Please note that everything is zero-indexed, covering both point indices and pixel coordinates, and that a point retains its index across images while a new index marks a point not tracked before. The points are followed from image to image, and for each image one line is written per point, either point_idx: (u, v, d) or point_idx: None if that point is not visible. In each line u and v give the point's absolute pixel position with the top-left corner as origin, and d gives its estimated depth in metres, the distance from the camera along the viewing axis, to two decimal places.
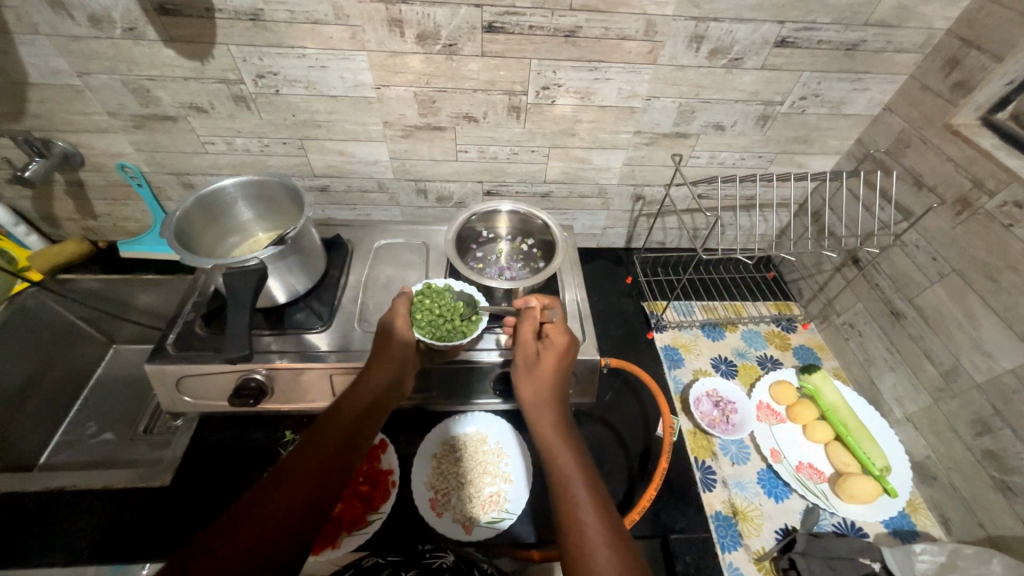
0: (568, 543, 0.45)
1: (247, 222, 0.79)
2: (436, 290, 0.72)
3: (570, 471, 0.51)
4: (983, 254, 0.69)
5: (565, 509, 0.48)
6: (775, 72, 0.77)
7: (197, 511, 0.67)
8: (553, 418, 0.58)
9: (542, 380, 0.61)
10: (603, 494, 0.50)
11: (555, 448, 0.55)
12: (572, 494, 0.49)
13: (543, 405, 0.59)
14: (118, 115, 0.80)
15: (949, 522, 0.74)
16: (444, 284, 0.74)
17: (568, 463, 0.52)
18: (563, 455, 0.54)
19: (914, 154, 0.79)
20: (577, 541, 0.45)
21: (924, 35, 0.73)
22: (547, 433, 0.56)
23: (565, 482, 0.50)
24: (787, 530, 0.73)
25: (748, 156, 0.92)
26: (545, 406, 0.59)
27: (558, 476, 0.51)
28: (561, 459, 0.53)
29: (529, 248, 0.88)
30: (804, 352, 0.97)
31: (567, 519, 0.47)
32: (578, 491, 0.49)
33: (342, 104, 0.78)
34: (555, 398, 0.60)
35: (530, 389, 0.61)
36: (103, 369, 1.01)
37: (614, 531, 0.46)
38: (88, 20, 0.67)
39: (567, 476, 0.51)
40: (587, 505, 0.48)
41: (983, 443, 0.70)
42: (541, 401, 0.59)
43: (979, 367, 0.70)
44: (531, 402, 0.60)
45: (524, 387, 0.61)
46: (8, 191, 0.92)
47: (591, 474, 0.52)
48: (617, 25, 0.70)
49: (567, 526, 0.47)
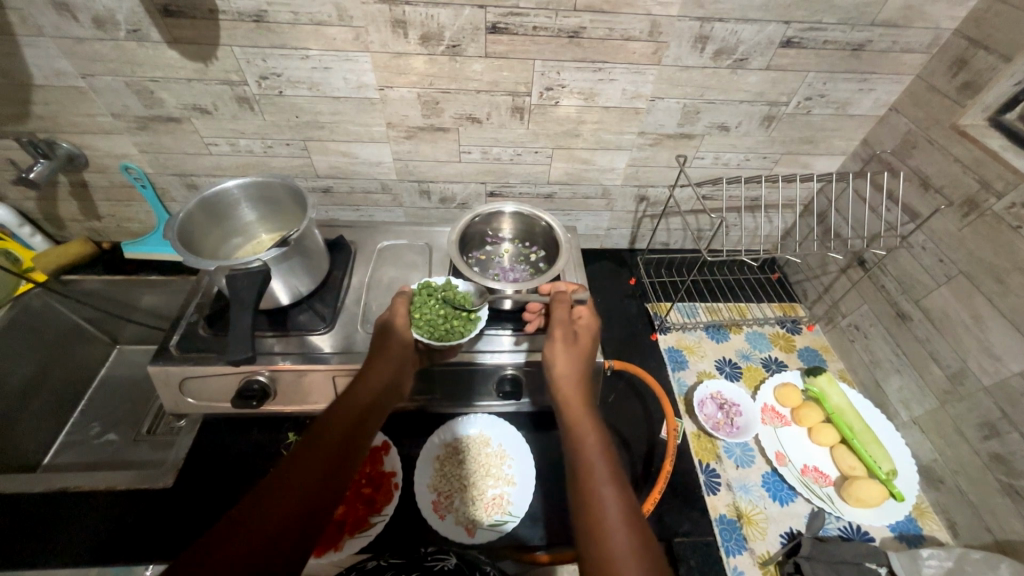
0: (586, 523, 0.45)
1: (250, 223, 0.79)
2: (435, 287, 0.71)
3: (592, 450, 0.51)
4: (990, 256, 0.68)
5: (584, 490, 0.48)
6: (780, 73, 0.77)
7: (200, 513, 0.67)
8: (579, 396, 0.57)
9: (572, 357, 0.61)
10: (623, 476, 0.49)
11: (579, 426, 0.54)
12: (591, 474, 0.49)
13: (571, 381, 0.59)
14: (121, 117, 0.80)
15: (955, 526, 0.74)
16: (453, 282, 0.73)
17: (590, 443, 0.52)
18: (586, 434, 0.53)
19: (920, 155, 0.78)
20: (595, 522, 0.45)
21: (931, 35, 0.73)
22: (573, 407, 0.56)
23: (585, 462, 0.50)
24: (792, 534, 0.73)
25: (752, 157, 0.91)
26: (573, 381, 0.59)
27: (579, 455, 0.51)
28: (585, 436, 0.53)
29: (537, 257, 0.87)
30: (808, 354, 0.97)
31: (587, 499, 0.47)
32: (599, 470, 0.49)
33: (344, 105, 0.78)
34: (582, 376, 0.60)
35: (560, 363, 0.60)
36: (106, 369, 1.01)
37: (632, 514, 0.45)
38: (92, 22, 0.67)
39: (588, 454, 0.51)
40: (606, 484, 0.47)
41: (991, 446, 0.69)
42: (567, 374, 0.59)
43: (987, 369, 0.69)
44: (559, 375, 0.59)
45: (555, 360, 0.61)
46: (12, 192, 0.92)
47: (612, 456, 0.51)
48: (621, 26, 0.69)
49: (585, 507, 0.46)
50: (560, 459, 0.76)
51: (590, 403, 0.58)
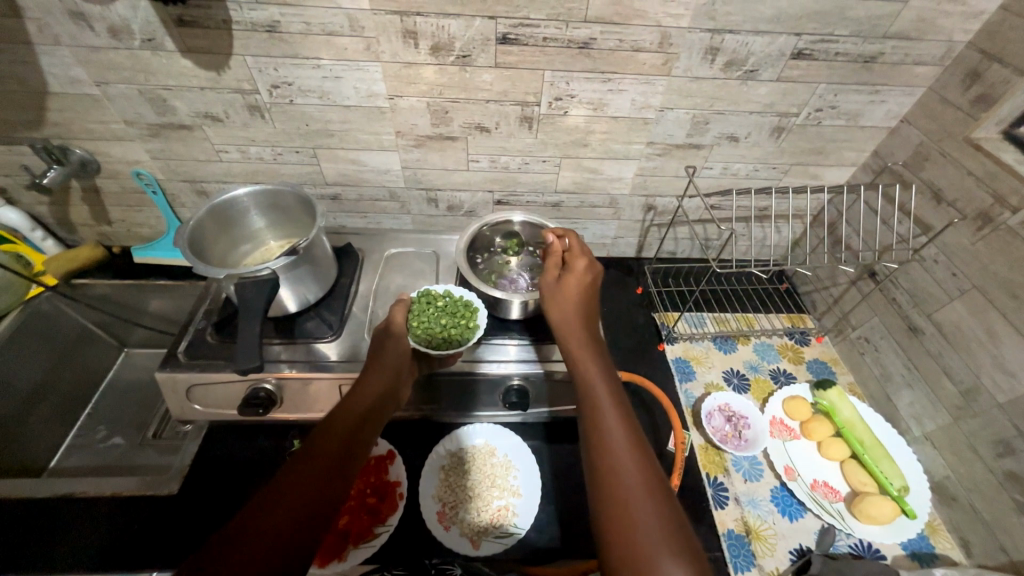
0: (601, 481, 0.48)
1: (259, 230, 0.80)
2: (434, 296, 0.73)
3: (606, 409, 0.53)
4: (1004, 271, 0.67)
5: (594, 428, 0.52)
6: (791, 85, 0.76)
7: (203, 521, 0.67)
8: (590, 351, 0.59)
9: (568, 302, 0.63)
10: (632, 417, 0.53)
11: (591, 383, 0.56)
12: (608, 435, 0.50)
13: (572, 323, 0.62)
14: (134, 124, 0.81)
15: (969, 545, 0.72)
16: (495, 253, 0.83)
17: (605, 402, 0.53)
18: (596, 384, 0.55)
19: (933, 167, 0.78)
20: (605, 459, 0.49)
21: (944, 48, 0.72)
22: (576, 350, 0.60)
23: (596, 412, 0.53)
24: (801, 551, 0.72)
25: (761, 168, 0.91)
26: (576, 328, 0.61)
27: (590, 398, 0.54)
28: (591, 377, 0.56)
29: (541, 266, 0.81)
30: (817, 366, 0.96)
31: (597, 437, 0.51)
32: (607, 410, 0.53)
33: (354, 113, 0.79)
34: (583, 322, 0.62)
35: (557, 310, 0.64)
36: (114, 373, 1.02)
37: (642, 454, 0.49)
38: (107, 31, 0.68)
39: (604, 414, 0.52)
40: (616, 428, 0.51)
41: (1005, 464, 0.68)
42: (573, 327, 0.61)
43: (1001, 386, 0.68)
44: (560, 321, 0.63)
45: (552, 310, 0.64)
46: (26, 197, 0.93)
47: (624, 405, 0.54)
48: (631, 37, 0.69)
49: (601, 471, 0.48)
50: (566, 470, 0.75)
51: (596, 350, 0.60)
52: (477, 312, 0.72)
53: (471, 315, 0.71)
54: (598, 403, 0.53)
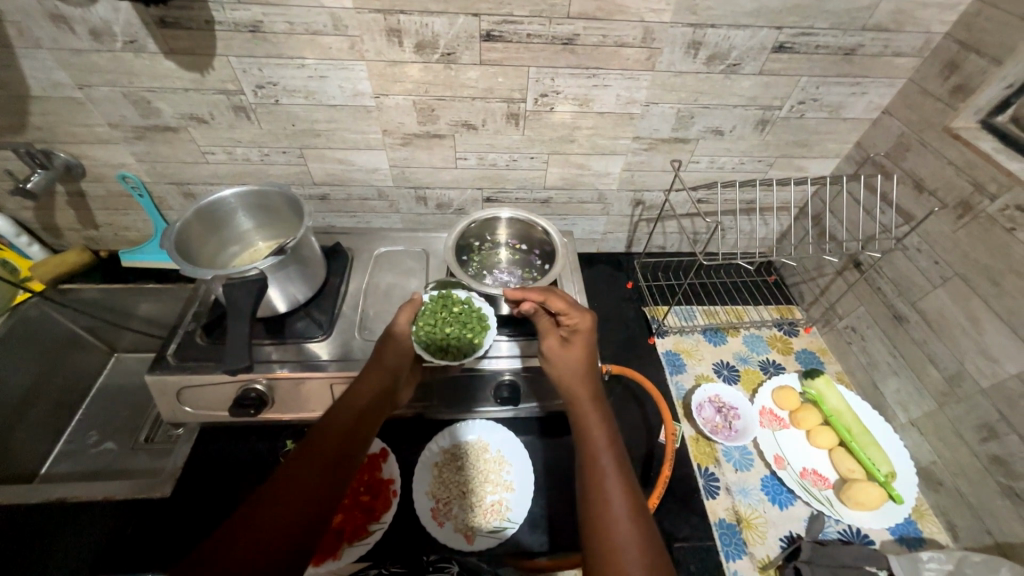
0: (596, 536, 0.47)
1: (247, 231, 0.80)
2: (454, 300, 0.73)
3: (609, 476, 0.51)
4: (985, 258, 0.69)
5: (593, 482, 0.51)
6: (773, 78, 0.77)
7: (196, 523, 0.66)
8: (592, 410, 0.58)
9: (570, 359, 0.62)
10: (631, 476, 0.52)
11: (591, 442, 0.55)
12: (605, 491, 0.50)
13: (575, 380, 0.61)
14: (119, 127, 0.80)
15: (955, 529, 0.73)
16: (484, 252, 0.86)
17: (610, 472, 0.52)
18: (598, 444, 0.55)
19: (914, 157, 0.79)
20: (600, 515, 0.48)
21: (922, 40, 0.73)
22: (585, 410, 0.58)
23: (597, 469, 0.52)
24: (792, 537, 0.73)
25: (747, 160, 0.92)
26: (579, 384, 0.60)
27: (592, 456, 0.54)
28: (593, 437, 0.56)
29: (524, 254, 0.86)
30: (806, 357, 0.97)
31: (594, 493, 0.50)
32: (607, 468, 0.52)
33: (341, 113, 0.79)
34: (587, 378, 0.61)
35: (562, 367, 0.62)
36: (105, 377, 1.01)
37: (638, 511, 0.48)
38: (88, 34, 0.67)
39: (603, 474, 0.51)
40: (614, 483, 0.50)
41: (989, 448, 0.69)
42: (575, 385, 0.60)
43: (983, 371, 0.70)
44: (566, 379, 0.61)
45: (556, 366, 0.62)
46: (9, 202, 0.92)
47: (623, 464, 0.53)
48: (614, 32, 0.70)
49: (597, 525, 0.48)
50: (559, 464, 0.75)
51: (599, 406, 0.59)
52: (486, 332, 0.70)
53: (477, 333, 0.69)
54: (597, 463, 0.53)
